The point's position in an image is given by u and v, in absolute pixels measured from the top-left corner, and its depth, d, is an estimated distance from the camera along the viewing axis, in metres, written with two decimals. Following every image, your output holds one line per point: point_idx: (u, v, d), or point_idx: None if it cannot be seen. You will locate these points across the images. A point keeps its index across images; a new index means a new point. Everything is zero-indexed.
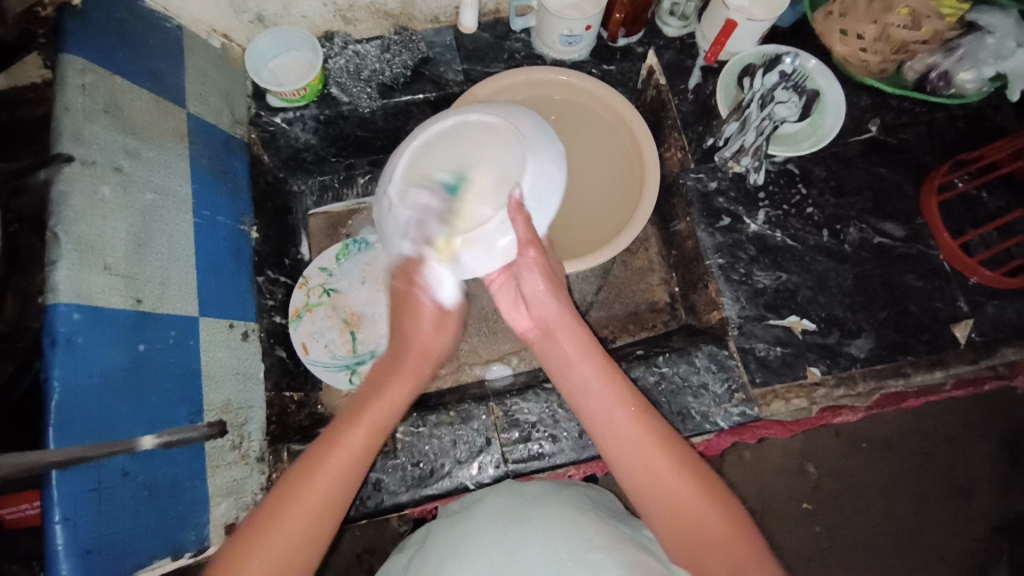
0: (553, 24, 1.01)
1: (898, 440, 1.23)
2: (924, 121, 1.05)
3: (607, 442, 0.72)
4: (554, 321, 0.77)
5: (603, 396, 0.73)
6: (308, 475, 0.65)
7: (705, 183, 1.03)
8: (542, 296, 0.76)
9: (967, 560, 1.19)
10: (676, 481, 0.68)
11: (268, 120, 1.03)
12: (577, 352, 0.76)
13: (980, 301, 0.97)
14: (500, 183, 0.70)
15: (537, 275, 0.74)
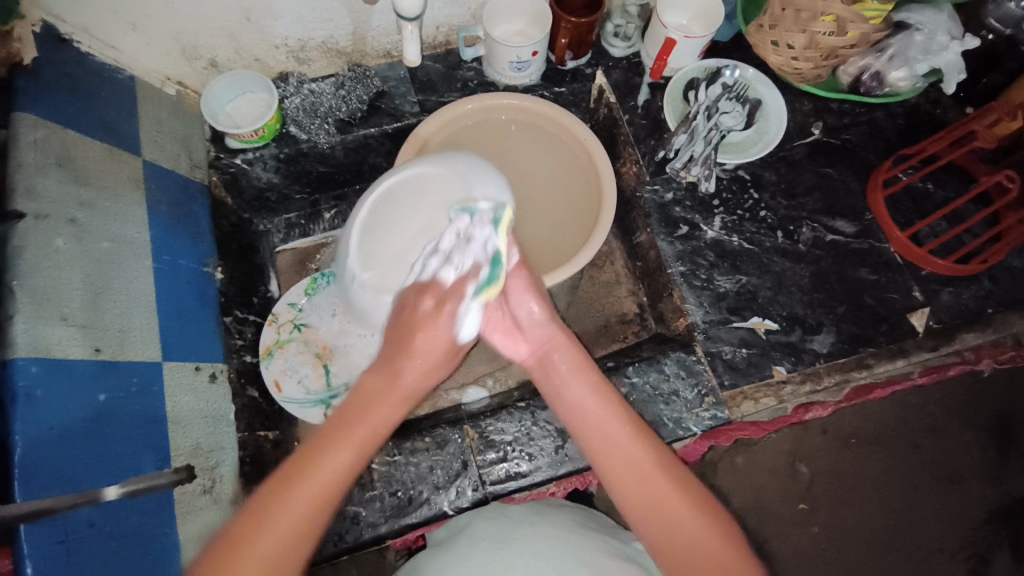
0: (501, 52, 1.05)
1: (886, 433, 1.23)
2: (865, 121, 1.10)
3: (605, 460, 0.69)
4: (544, 345, 0.76)
5: (598, 413, 0.71)
6: (261, 525, 0.56)
7: (661, 194, 1.05)
8: (537, 318, 0.76)
9: (964, 548, 1.19)
10: (672, 496, 0.66)
11: (228, 161, 1.05)
12: (570, 373, 0.74)
13: (935, 289, 1.00)
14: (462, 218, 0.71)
15: (528, 296, 0.76)
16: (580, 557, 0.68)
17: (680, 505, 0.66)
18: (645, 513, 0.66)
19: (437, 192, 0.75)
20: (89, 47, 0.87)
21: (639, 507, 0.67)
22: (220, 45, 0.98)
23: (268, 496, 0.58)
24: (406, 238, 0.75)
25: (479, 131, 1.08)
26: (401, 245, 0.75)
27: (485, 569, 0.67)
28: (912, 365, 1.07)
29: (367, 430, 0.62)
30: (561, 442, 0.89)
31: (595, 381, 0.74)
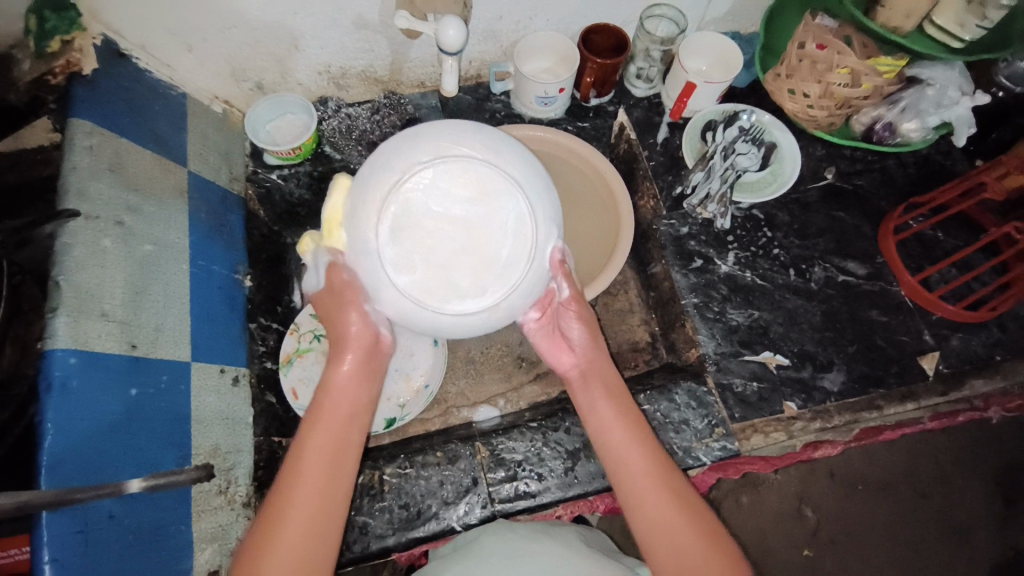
0: (529, 87, 1.10)
1: (895, 479, 1.23)
2: (877, 168, 1.14)
3: (620, 477, 0.73)
4: (590, 363, 0.80)
5: (622, 440, 0.74)
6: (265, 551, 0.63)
7: (677, 227, 1.09)
8: (581, 337, 0.79)
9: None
10: (683, 527, 0.69)
11: (264, 176, 1.10)
12: (603, 393, 0.77)
13: (944, 334, 1.02)
14: (515, 250, 0.67)
15: (576, 321, 0.79)
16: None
17: (691, 539, 0.68)
18: (653, 529, 0.69)
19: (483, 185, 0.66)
20: (146, 63, 0.94)
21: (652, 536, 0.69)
22: (267, 69, 1.05)
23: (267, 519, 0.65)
24: (454, 241, 0.66)
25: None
26: (439, 251, 0.66)
27: None
28: (923, 410, 1.08)
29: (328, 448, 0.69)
30: (571, 465, 0.90)
31: (622, 409, 0.76)
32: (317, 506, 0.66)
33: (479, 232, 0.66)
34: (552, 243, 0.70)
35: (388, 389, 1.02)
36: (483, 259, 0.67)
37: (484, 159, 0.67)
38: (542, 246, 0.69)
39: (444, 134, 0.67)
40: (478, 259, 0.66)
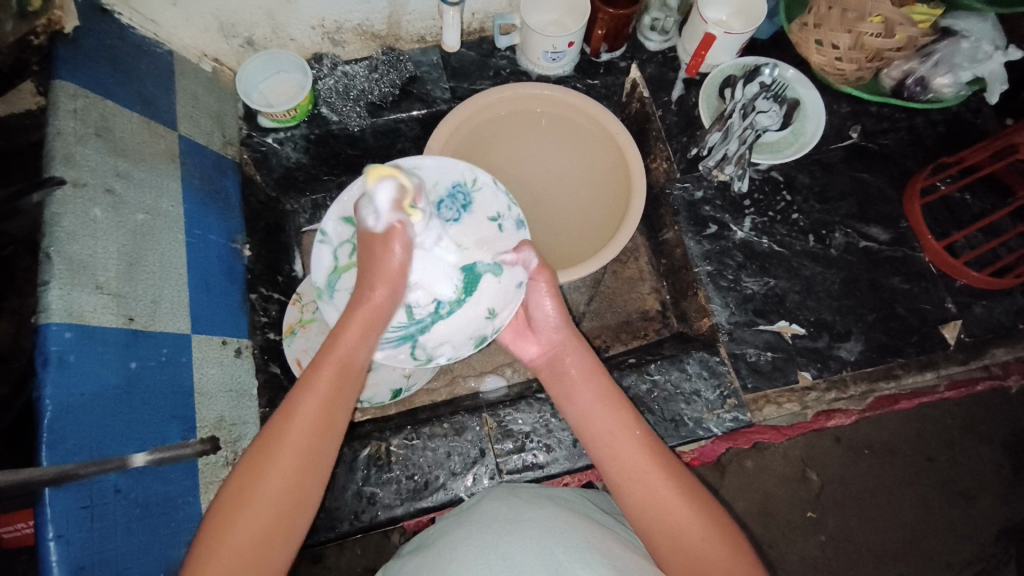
0: (536, 41, 1.04)
1: (903, 444, 1.22)
2: (905, 127, 1.07)
3: (608, 463, 0.72)
4: (561, 347, 0.80)
5: (603, 417, 0.74)
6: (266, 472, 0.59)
7: (691, 191, 1.04)
8: (550, 320, 0.81)
9: (973, 565, 1.17)
10: (675, 497, 0.67)
11: (259, 140, 1.05)
12: (580, 375, 0.78)
13: (967, 302, 0.98)
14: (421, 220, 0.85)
15: (547, 298, 0.81)
16: (589, 538, 0.68)
17: (691, 522, 0.66)
18: (651, 516, 0.67)
19: (495, 282, 0.86)
20: (130, 19, 0.88)
21: (645, 507, 0.68)
22: (257, 23, 0.98)
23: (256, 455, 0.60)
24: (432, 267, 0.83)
25: (516, 119, 1.08)
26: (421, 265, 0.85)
27: (501, 549, 0.65)
28: (939, 378, 1.05)
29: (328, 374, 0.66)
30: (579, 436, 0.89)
31: (603, 385, 0.77)
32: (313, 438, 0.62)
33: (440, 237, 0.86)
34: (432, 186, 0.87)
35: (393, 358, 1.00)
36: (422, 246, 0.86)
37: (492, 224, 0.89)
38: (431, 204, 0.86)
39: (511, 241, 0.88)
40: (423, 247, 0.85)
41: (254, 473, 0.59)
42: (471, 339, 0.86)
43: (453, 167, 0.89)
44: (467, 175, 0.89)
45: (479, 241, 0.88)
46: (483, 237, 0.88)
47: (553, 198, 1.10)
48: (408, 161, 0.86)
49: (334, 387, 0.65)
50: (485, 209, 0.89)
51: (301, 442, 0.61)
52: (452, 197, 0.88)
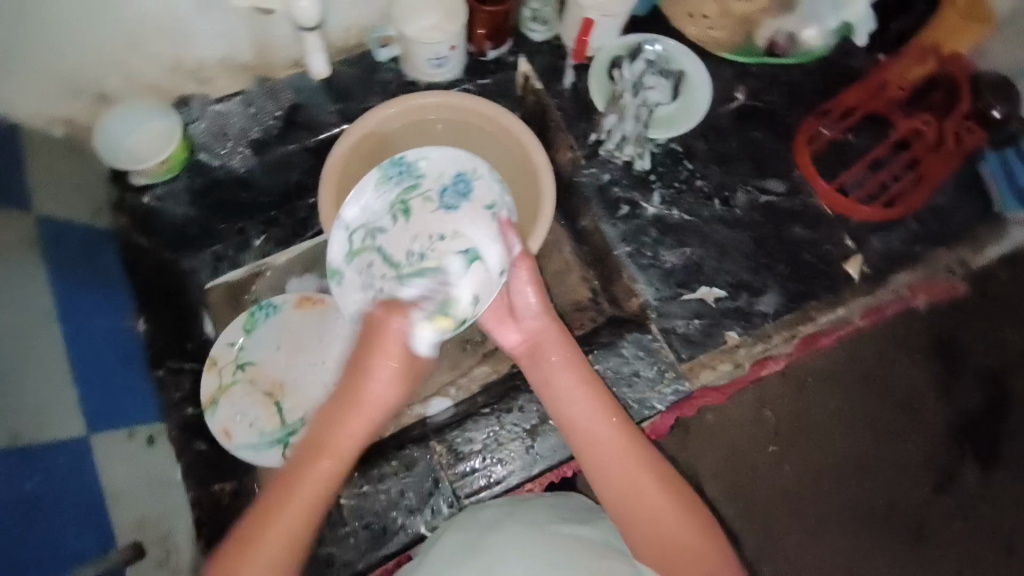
0: (416, 51, 1.01)
1: (846, 374, 1.28)
2: (784, 82, 1.11)
3: (584, 450, 0.72)
4: (542, 337, 0.80)
5: (582, 404, 0.75)
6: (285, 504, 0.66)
7: (599, 176, 1.05)
8: (534, 308, 0.81)
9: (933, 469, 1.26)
10: (650, 486, 0.69)
11: (136, 201, 0.97)
12: (561, 366, 0.77)
13: (865, 236, 1.03)
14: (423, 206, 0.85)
15: (529, 287, 0.81)
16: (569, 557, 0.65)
17: (664, 508, 0.68)
18: (624, 504, 0.69)
19: (484, 273, 0.80)
20: None
21: (619, 495, 0.69)
22: (106, 76, 0.90)
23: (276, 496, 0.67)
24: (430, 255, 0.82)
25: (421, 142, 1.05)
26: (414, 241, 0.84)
27: None
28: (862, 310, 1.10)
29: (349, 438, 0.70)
30: (530, 443, 0.88)
31: (585, 374, 0.77)
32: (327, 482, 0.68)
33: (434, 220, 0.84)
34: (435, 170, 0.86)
35: None
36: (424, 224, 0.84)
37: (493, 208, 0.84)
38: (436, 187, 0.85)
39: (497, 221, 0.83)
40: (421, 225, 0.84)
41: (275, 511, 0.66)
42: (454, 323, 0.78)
43: (457, 157, 0.86)
44: (470, 164, 0.85)
45: (471, 228, 0.83)
46: (476, 227, 0.83)
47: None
48: (415, 151, 0.85)
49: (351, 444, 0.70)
50: (483, 198, 0.84)
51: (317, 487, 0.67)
52: (452, 184, 0.85)
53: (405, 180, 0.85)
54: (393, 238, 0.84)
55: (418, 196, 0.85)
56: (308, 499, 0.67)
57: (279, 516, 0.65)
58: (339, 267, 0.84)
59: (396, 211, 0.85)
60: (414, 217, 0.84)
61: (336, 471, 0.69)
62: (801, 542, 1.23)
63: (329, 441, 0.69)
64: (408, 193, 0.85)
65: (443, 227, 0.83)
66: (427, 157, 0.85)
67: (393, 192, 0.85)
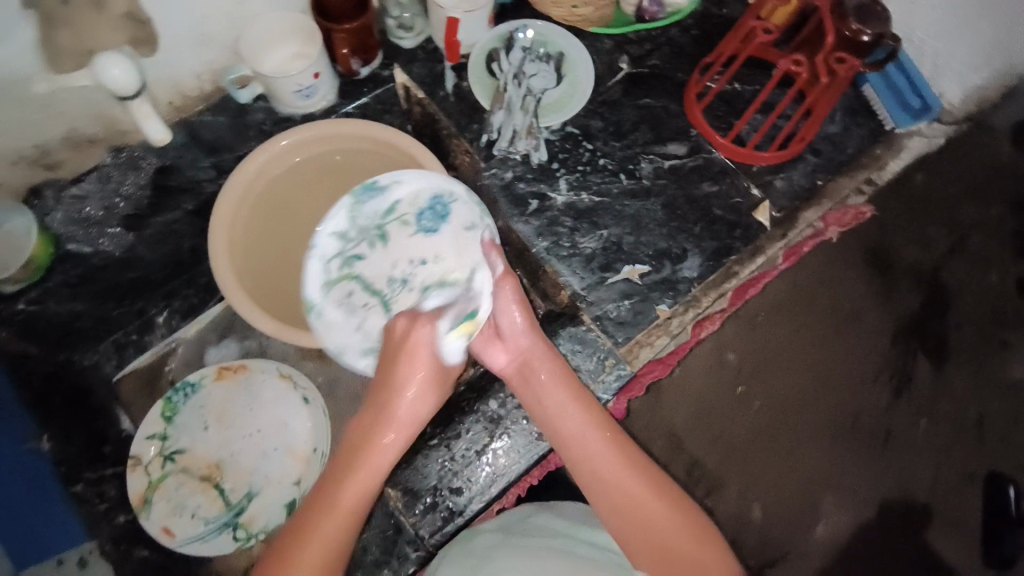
0: (278, 86, 0.94)
1: (790, 303, 1.12)
2: (663, 42, 1.11)
3: (579, 462, 0.72)
4: (529, 354, 0.78)
5: (575, 418, 0.75)
6: (300, 548, 0.65)
7: (501, 175, 1.02)
8: (518, 326, 0.78)
9: (888, 371, 1.12)
10: (651, 498, 0.68)
11: (10, 310, 0.91)
12: (550, 382, 0.76)
13: (769, 180, 1.04)
14: (402, 232, 0.87)
15: (514, 307, 0.78)
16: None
17: (664, 519, 0.67)
18: (624, 517, 0.68)
19: (470, 287, 0.83)
20: None
21: (617, 507, 0.68)
22: None
23: (297, 532, 0.66)
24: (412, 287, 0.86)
25: (299, 188, 0.98)
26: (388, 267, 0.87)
27: None
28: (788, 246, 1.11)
29: (369, 475, 0.69)
30: (484, 464, 0.86)
31: (577, 392, 0.77)
32: (343, 533, 0.67)
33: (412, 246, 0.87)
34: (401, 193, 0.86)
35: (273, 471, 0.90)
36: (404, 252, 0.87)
37: (470, 227, 0.85)
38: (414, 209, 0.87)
39: (472, 241, 0.85)
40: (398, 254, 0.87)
41: (287, 557, 0.65)
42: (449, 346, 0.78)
43: (429, 177, 0.86)
44: (444, 186, 0.86)
45: (454, 250, 0.86)
46: (459, 248, 0.85)
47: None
48: (390, 176, 0.86)
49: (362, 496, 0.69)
50: (462, 220, 0.86)
51: (330, 539, 0.66)
52: (432, 208, 0.86)
53: (381, 205, 0.87)
54: (370, 264, 0.87)
55: (389, 222, 0.87)
56: (321, 546, 0.65)
57: (291, 567, 0.64)
58: (317, 300, 0.84)
59: (371, 238, 0.87)
60: (393, 242, 0.87)
61: (349, 514, 0.67)
62: (780, 476, 1.09)
63: (335, 493, 0.68)
64: (384, 218, 0.87)
65: (426, 251, 0.87)
66: (397, 185, 0.86)
67: (365, 216, 0.86)
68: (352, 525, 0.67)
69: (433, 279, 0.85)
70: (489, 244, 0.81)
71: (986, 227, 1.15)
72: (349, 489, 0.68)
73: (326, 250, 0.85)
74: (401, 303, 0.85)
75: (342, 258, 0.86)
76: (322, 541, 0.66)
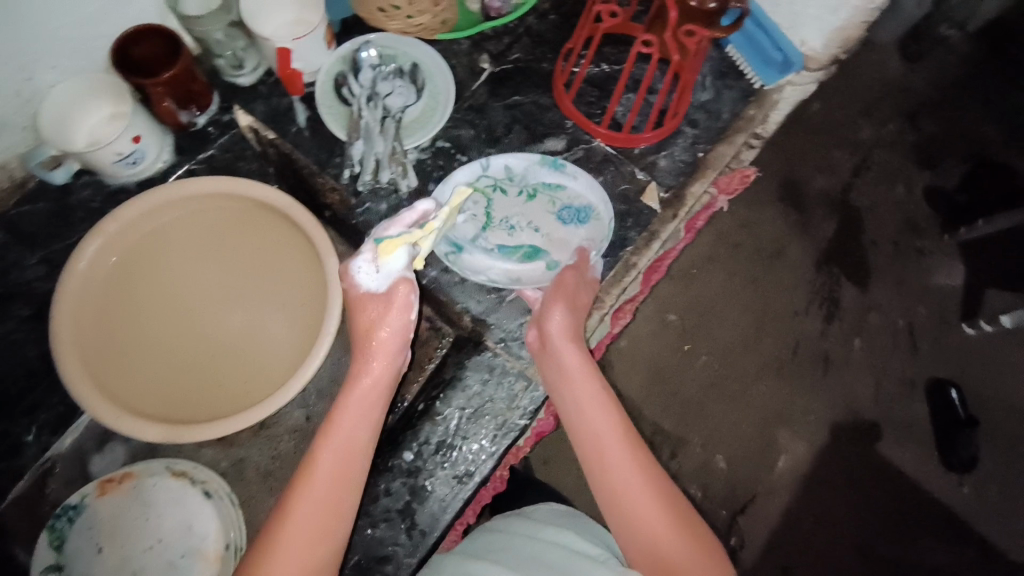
0: (93, 159, 0.83)
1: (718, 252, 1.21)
2: (522, 33, 1.05)
3: (596, 464, 0.68)
4: (561, 350, 0.78)
5: (599, 419, 0.71)
6: (294, 511, 0.63)
7: (376, 208, 0.94)
8: (555, 323, 0.79)
9: (817, 300, 1.21)
10: (661, 512, 0.64)
11: None
12: (579, 375, 0.75)
13: (652, 161, 1.01)
14: (548, 204, 0.94)
15: (558, 312, 0.79)
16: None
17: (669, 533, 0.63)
18: (623, 525, 0.65)
19: (544, 271, 0.91)
20: None
21: (623, 518, 0.65)
22: None
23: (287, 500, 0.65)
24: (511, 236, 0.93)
25: (142, 263, 0.87)
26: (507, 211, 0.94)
27: None
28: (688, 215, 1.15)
29: (354, 423, 0.70)
30: (410, 522, 0.83)
31: (601, 390, 0.74)
32: (335, 489, 0.66)
33: (541, 215, 0.94)
34: (591, 194, 0.94)
35: None
36: (539, 214, 0.94)
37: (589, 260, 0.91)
38: (593, 193, 0.94)
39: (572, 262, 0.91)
40: (530, 211, 0.94)
41: (284, 518, 0.63)
42: (489, 284, 0.89)
43: (597, 191, 0.93)
44: (600, 204, 0.93)
45: (559, 242, 0.92)
46: (569, 245, 0.92)
47: (237, 323, 0.88)
48: (575, 169, 0.94)
49: (356, 439, 0.69)
50: (591, 234, 0.92)
51: (321, 500, 0.64)
52: (576, 210, 0.94)
53: (552, 179, 0.95)
54: (503, 201, 0.94)
55: (549, 193, 0.95)
56: (318, 504, 0.64)
57: (290, 522, 0.63)
58: (452, 178, 0.93)
59: (525, 190, 0.95)
60: (535, 204, 0.95)
61: (339, 465, 0.67)
62: (735, 421, 1.16)
63: (329, 440, 0.68)
64: (546, 188, 0.95)
65: (544, 225, 0.93)
66: (573, 178, 0.94)
67: (535, 179, 0.96)
68: (343, 485, 0.66)
69: (529, 245, 0.92)
70: (584, 248, 0.88)
71: (884, 142, 1.27)
72: (335, 447, 0.68)
73: (502, 161, 0.95)
74: (494, 234, 0.93)
75: (495, 184, 0.95)
76: (314, 506, 0.64)
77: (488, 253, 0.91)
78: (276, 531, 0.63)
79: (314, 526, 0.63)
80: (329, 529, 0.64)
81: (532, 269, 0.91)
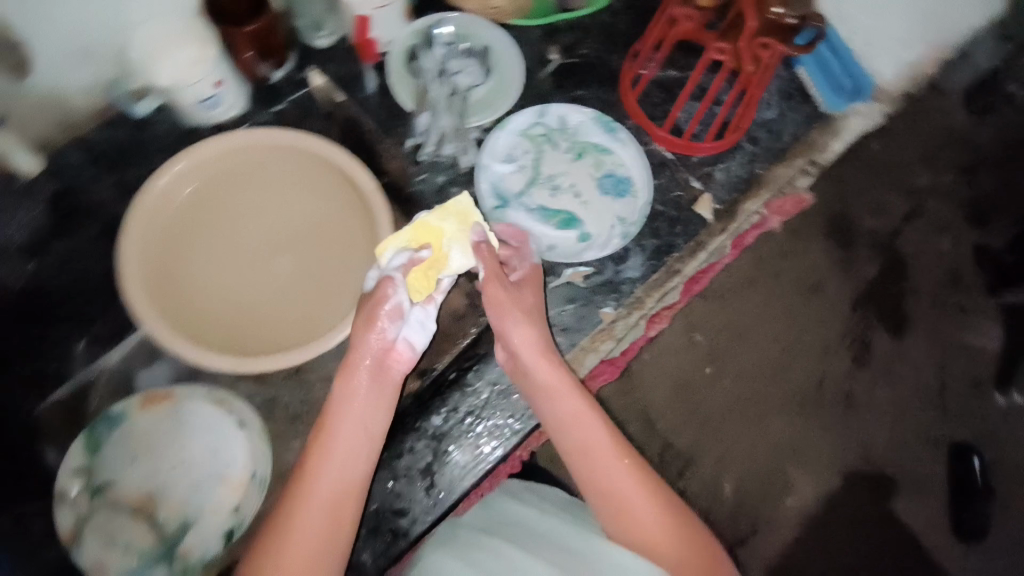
0: (176, 97, 0.88)
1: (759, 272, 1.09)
2: (594, 29, 1.06)
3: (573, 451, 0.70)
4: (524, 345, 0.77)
5: (567, 405, 0.73)
6: (298, 512, 0.64)
7: (433, 179, 0.97)
8: (519, 322, 0.78)
9: (855, 335, 1.10)
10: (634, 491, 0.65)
11: None
12: (542, 369, 0.76)
13: (707, 172, 1.02)
14: (594, 168, 0.99)
15: (517, 322, 0.77)
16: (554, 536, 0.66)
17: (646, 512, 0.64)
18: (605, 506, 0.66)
19: (575, 242, 0.95)
20: None
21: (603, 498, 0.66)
22: None
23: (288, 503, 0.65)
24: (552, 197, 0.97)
25: (213, 204, 0.91)
26: (556, 170, 0.99)
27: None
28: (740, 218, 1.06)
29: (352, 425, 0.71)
30: (430, 481, 0.85)
31: (568, 381, 0.75)
32: (340, 488, 0.67)
33: (585, 179, 0.98)
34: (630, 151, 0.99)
35: (207, 501, 0.81)
36: (583, 176, 0.98)
37: (617, 237, 0.95)
38: (633, 162, 0.98)
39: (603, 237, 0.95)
40: (576, 172, 0.99)
41: (286, 520, 0.64)
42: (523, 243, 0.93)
43: (643, 167, 0.98)
44: (641, 181, 0.97)
45: (596, 212, 0.96)
46: (602, 219, 0.96)
47: (284, 266, 0.91)
48: (626, 137, 0.99)
49: (357, 438, 0.71)
50: (624, 209, 0.97)
51: (325, 501, 0.65)
52: (617, 179, 0.98)
53: (603, 142, 1.00)
54: (552, 156, 0.99)
55: (596, 156, 0.99)
56: (321, 506, 0.65)
57: (295, 527, 0.63)
58: (508, 129, 0.99)
59: (574, 150, 1.00)
60: (582, 164, 0.99)
61: (341, 464, 0.68)
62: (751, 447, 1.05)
63: (329, 439, 0.69)
64: (595, 150, 0.99)
65: (585, 191, 0.97)
66: (623, 145, 0.99)
67: (586, 139, 1.00)
68: (346, 484, 0.67)
69: (568, 211, 0.96)
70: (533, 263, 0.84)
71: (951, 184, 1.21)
72: (334, 449, 0.69)
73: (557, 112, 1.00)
74: (537, 192, 0.97)
75: (547, 135, 1.00)
76: (318, 506, 0.65)
77: (528, 210, 0.96)
78: (282, 534, 0.63)
79: (321, 529, 0.64)
80: (337, 529, 0.65)
81: (564, 237, 0.95)
